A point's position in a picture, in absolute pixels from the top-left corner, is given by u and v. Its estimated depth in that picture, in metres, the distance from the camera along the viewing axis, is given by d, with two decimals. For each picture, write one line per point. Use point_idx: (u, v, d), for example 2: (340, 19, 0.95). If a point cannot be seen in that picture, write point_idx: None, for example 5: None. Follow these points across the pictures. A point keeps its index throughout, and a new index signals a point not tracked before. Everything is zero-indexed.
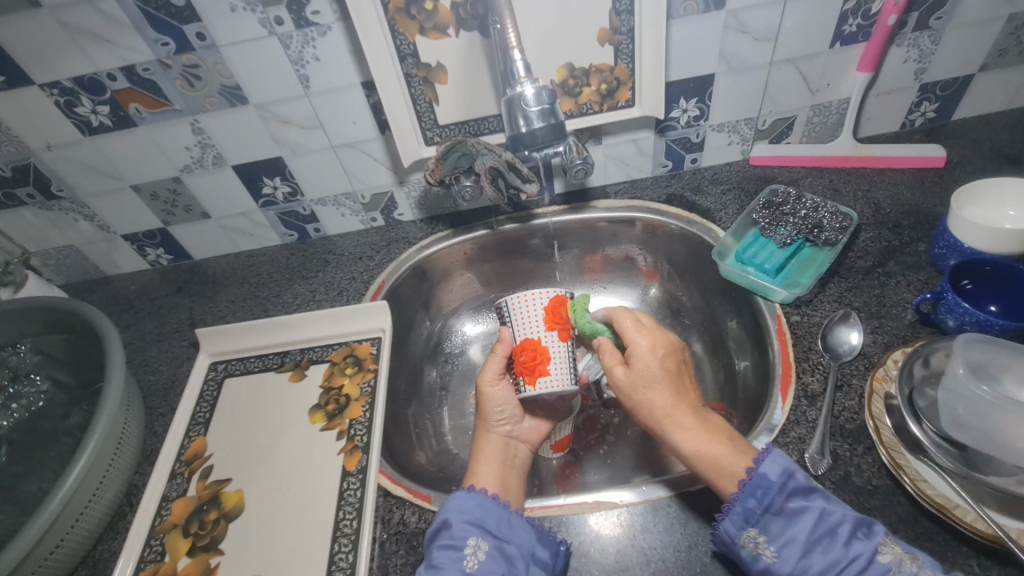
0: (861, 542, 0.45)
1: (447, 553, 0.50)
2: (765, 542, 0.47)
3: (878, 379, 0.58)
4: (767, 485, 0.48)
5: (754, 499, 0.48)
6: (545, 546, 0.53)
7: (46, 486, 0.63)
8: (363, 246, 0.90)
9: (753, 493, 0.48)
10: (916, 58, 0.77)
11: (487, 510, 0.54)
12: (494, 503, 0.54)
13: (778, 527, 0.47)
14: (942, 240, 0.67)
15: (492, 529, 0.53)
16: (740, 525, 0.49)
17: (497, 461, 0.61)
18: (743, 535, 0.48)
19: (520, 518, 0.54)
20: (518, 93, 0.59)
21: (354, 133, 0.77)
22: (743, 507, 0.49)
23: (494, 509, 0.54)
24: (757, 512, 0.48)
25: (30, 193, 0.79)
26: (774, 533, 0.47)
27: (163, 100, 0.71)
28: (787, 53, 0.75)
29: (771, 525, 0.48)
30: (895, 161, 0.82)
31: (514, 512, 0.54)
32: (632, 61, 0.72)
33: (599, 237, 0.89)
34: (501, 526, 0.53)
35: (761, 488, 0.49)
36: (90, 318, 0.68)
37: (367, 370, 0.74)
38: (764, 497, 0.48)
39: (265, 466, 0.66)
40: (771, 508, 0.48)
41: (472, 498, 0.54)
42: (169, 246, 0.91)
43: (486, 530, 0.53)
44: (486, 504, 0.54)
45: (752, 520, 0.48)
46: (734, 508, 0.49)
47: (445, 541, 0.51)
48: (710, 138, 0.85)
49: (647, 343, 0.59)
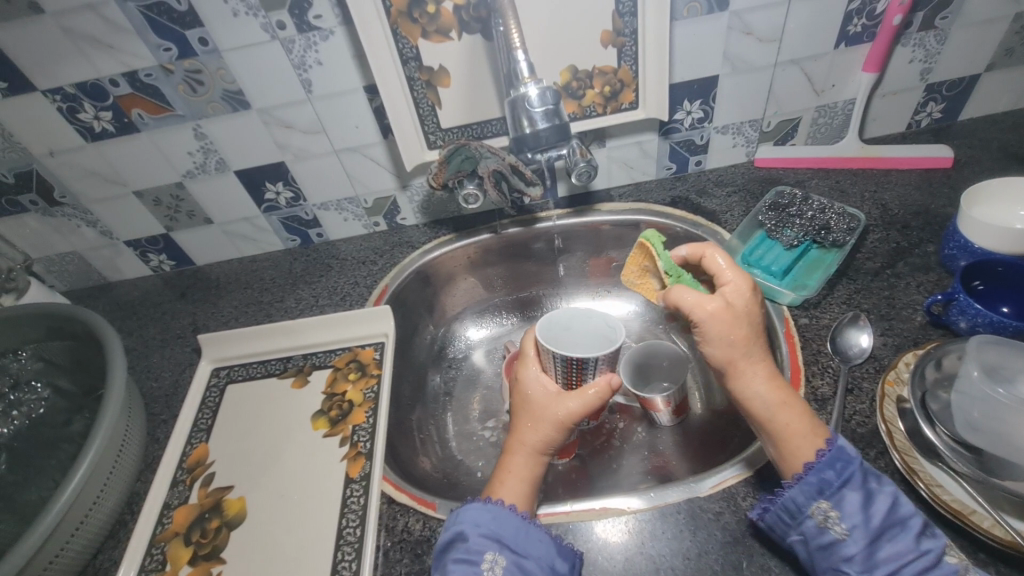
0: (930, 539, 0.45)
1: (462, 567, 0.49)
2: (836, 517, 0.47)
3: (889, 382, 0.57)
4: (848, 459, 0.49)
5: (833, 471, 0.48)
6: (563, 559, 0.51)
7: (46, 494, 0.62)
8: (366, 250, 0.89)
9: (833, 464, 0.48)
10: (922, 58, 0.77)
11: (505, 521, 0.52)
12: (511, 514, 0.53)
13: (852, 506, 0.47)
14: (952, 241, 0.66)
15: (510, 542, 0.51)
16: (812, 496, 0.48)
17: (527, 477, 0.56)
18: (813, 506, 0.48)
19: (538, 529, 0.52)
20: (521, 94, 0.59)
21: (357, 137, 0.77)
22: (819, 477, 0.48)
23: (510, 521, 0.52)
24: (834, 484, 0.48)
25: (33, 200, 0.79)
26: (847, 510, 0.47)
27: (166, 105, 0.71)
28: (791, 54, 0.74)
29: (845, 501, 0.47)
30: (902, 161, 0.81)
31: (532, 522, 0.53)
32: (635, 64, 0.72)
33: (602, 241, 0.88)
34: (518, 539, 0.52)
35: (842, 461, 0.49)
36: (92, 324, 0.68)
37: (371, 375, 0.73)
38: (844, 470, 0.48)
39: (267, 474, 0.65)
40: (848, 483, 0.48)
41: (488, 511, 0.53)
42: (172, 252, 0.90)
43: (504, 544, 0.51)
44: (502, 516, 0.52)
45: (826, 492, 0.48)
46: (808, 477, 0.49)
47: (461, 554, 0.50)
48: (714, 140, 0.84)
49: (745, 289, 0.59)
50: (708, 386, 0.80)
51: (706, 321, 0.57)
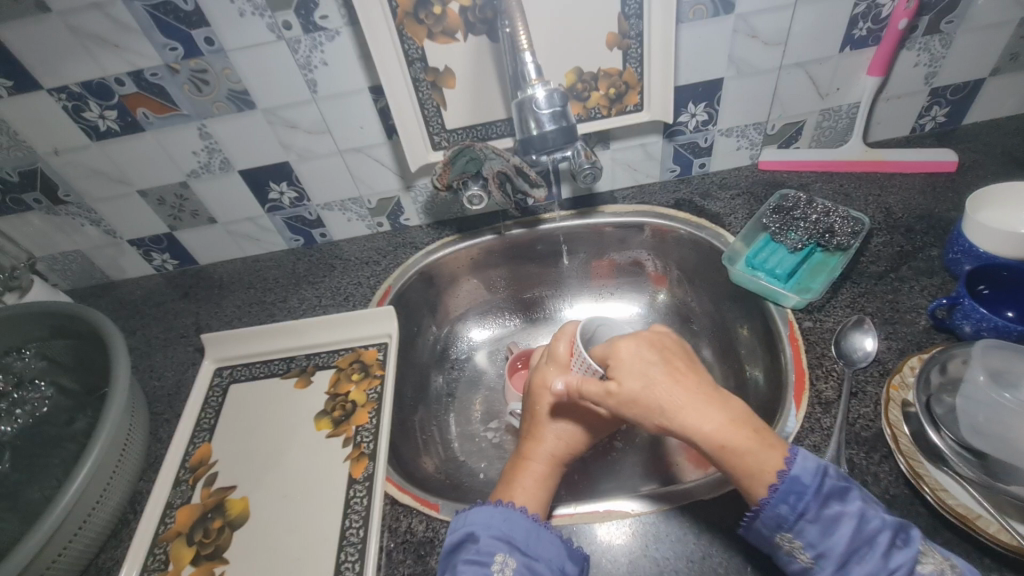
0: (902, 552, 0.43)
1: (472, 568, 0.49)
2: (800, 547, 0.46)
3: (894, 386, 0.56)
4: (801, 488, 0.45)
5: (787, 505, 0.45)
6: (574, 562, 0.51)
7: (49, 493, 0.62)
8: (370, 251, 0.89)
9: (786, 499, 0.45)
10: (927, 62, 0.77)
11: (515, 523, 0.52)
12: (522, 517, 0.52)
13: (815, 536, 0.45)
14: (957, 244, 0.66)
15: (520, 545, 0.51)
16: (773, 529, 0.46)
17: (544, 480, 0.57)
18: (777, 537, 0.47)
19: (549, 532, 0.52)
20: (529, 95, 0.59)
21: (361, 138, 0.77)
22: (775, 512, 0.46)
23: (520, 522, 0.52)
24: (791, 518, 0.45)
25: (37, 198, 0.79)
26: (810, 540, 0.45)
27: (171, 105, 0.71)
28: (796, 57, 0.74)
29: (806, 531, 0.45)
30: (906, 165, 0.81)
31: (543, 525, 0.53)
32: (641, 66, 0.72)
33: (606, 243, 0.88)
34: (528, 541, 0.51)
35: (795, 493, 0.45)
36: (96, 322, 0.68)
37: (374, 375, 0.73)
38: (799, 502, 0.45)
39: (271, 474, 0.65)
40: (805, 514, 0.45)
41: (498, 513, 0.53)
42: (175, 251, 0.90)
43: (514, 545, 0.51)
44: (513, 518, 0.52)
45: (786, 525, 0.46)
46: (766, 513, 0.46)
47: (470, 556, 0.50)
48: (718, 142, 0.84)
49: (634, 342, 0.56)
50: None
51: (620, 397, 0.52)
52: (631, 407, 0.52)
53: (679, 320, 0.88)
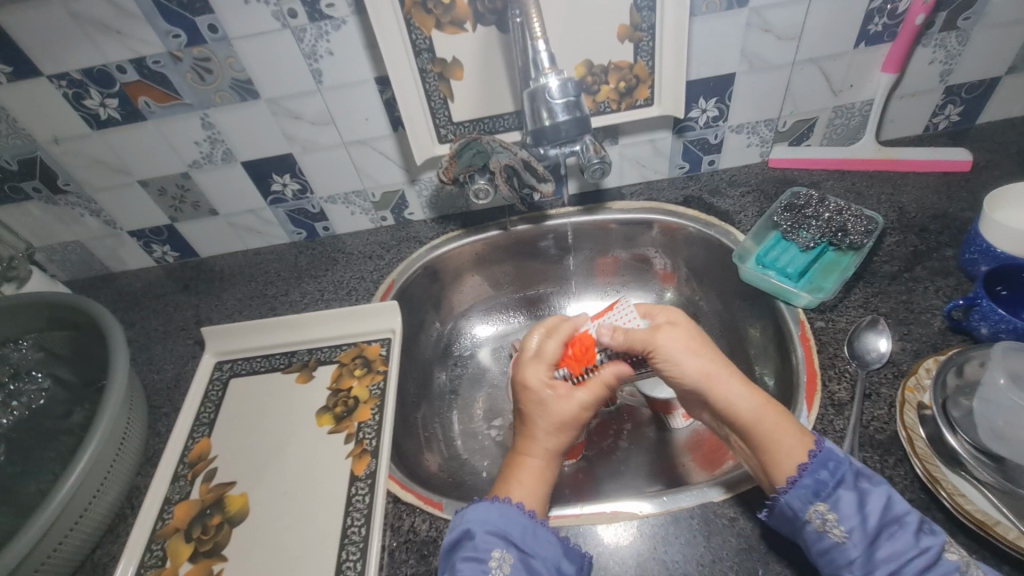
0: (930, 537, 0.44)
1: (471, 566, 0.48)
2: (835, 520, 0.46)
3: (908, 388, 0.55)
4: (837, 459, 0.48)
5: (826, 471, 0.47)
6: (569, 561, 0.50)
7: (45, 487, 0.61)
8: (373, 245, 0.88)
9: (825, 465, 0.47)
10: (942, 59, 0.76)
11: (512, 520, 0.51)
12: (519, 513, 0.51)
13: (850, 507, 0.46)
14: (974, 245, 0.64)
15: (518, 540, 0.50)
16: (808, 499, 0.47)
17: (544, 479, 0.56)
18: (809, 510, 0.47)
19: (547, 530, 0.51)
20: (541, 85, 0.58)
21: (366, 130, 0.76)
22: (814, 478, 0.47)
23: (518, 519, 0.51)
24: (829, 485, 0.47)
25: (36, 187, 0.78)
26: (845, 512, 0.46)
27: (173, 93, 0.69)
28: (810, 53, 0.73)
29: (842, 501, 0.46)
30: (920, 164, 0.80)
31: (540, 522, 0.52)
32: (652, 59, 0.71)
33: (612, 240, 0.87)
34: (526, 538, 0.50)
35: (833, 462, 0.48)
36: (94, 314, 0.67)
37: (377, 371, 0.72)
38: (836, 471, 0.47)
39: (270, 470, 0.64)
40: (842, 484, 0.47)
41: (496, 509, 0.51)
42: (176, 243, 0.89)
43: (511, 542, 0.50)
44: (510, 514, 0.51)
45: (823, 494, 0.47)
46: (803, 479, 0.47)
47: (468, 553, 0.49)
48: (729, 139, 0.83)
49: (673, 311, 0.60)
50: None
51: (660, 340, 0.56)
52: (670, 353, 0.55)
53: (686, 318, 0.87)
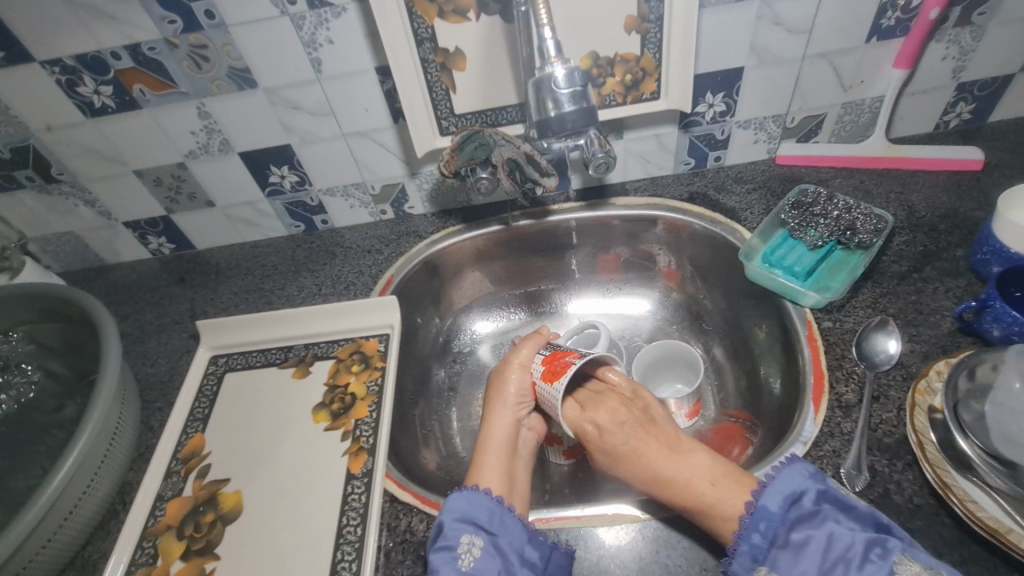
0: (874, 566, 0.43)
1: (441, 554, 0.50)
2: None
3: (919, 391, 0.54)
4: (769, 516, 0.48)
5: (759, 534, 0.47)
6: (534, 547, 0.52)
7: (34, 482, 0.60)
8: (372, 239, 0.86)
9: (757, 527, 0.47)
10: (956, 56, 0.74)
11: (478, 505, 0.53)
12: (486, 498, 0.54)
13: (789, 562, 0.46)
14: (986, 244, 0.63)
15: (486, 525, 0.52)
16: (751, 566, 0.47)
17: (503, 449, 0.60)
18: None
19: (513, 516, 0.53)
20: (548, 74, 0.56)
21: (366, 121, 0.74)
22: (749, 545, 0.47)
23: (484, 505, 0.53)
24: (764, 547, 0.47)
25: (29, 176, 0.76)
26: (787, 569, 0.46)
27: (169, 81, 0.68)
28: (821, 47, 0.71)
29: (781, 560, 0.46)
30: (930, 163, 0.79)
31: (507, 508, 0.54)
32: (660, 51, 0.69)
33: (616, 236, 0.85)
34: (494, 522, 0.52)
35: (764, 521, 0.48)
36: (87, 306, 0.65)
37: (375, 367, 0.70)
38: (768, 530, 0.47)
39: (265, 467, 0.63)
40: (776, 541, 0.47)
41: (462, 497, 0.54)
42: (171, 235, 0.88)
43: (479, 526, 0.52)
44: (477, 499, 0.53)
45: (761, 557, 0.47)
46: (740, 549, 0.47)
47: (439, 542, 0.51)
48: (735, 135, 0.81)
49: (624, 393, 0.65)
50: (722, 389, 0.78)
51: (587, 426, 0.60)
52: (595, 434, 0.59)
53: (690, 317, 0.85)
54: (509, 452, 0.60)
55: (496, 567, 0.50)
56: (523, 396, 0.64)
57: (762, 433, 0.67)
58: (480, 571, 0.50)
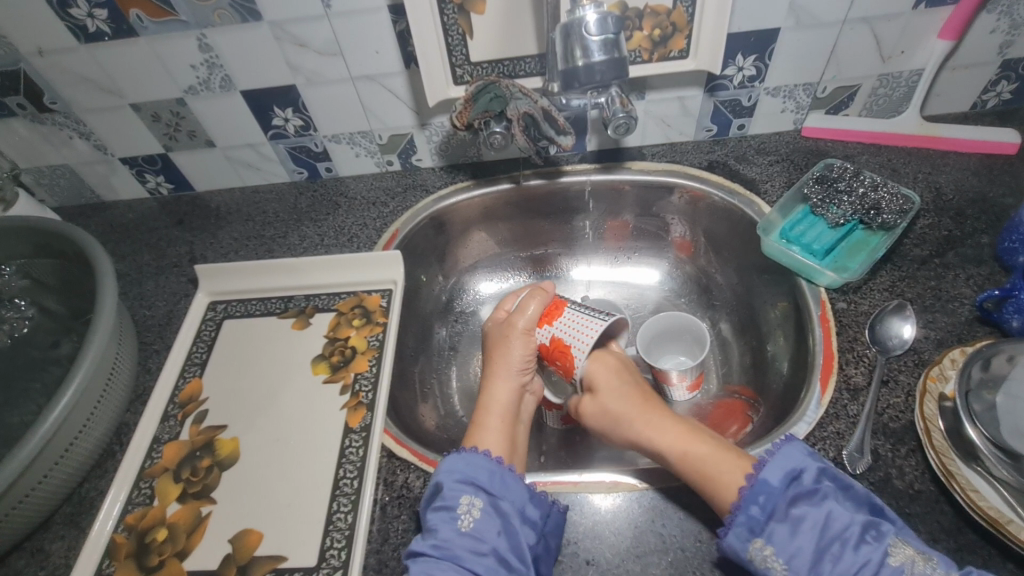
0: (870, 546, 0.43)
1: (440, 515, 0.50)
2: (773, 554, 0.45)
3: (931, 377, 0.53)
4: (770, 490, 0.46)
5: (758, 506, 0.46)
6: (536, 505, 0.51)
7: (28, 418, 0.59)
8: (377, 191, 0.83)
9: (756, 499, 0.46)
10: (1006, 29, 0.69)
11: (477, 467, 0.52)
12: (485, 459, 0.53)
13: (785, 537, 0.45)
14: (1015, 232, 0.61)
15: (486, 486, 0.52)
16: (746, 538, 0.45)
17: (505, 414, 0.60)
18: (749, 548, 0.45)
19: (514, 477, 0.53)
20: (578, 17, 0.53)
21: (376, 64, 0.70)
22: (747, 516, 0.46)
23: (484, 466, 0.53)
24: (761, 520, 0.46)
25: (20, 103, 0.73)
26: (782, 544, 0.45)
27: (167, 8, 0.63)
28: (864, 11, 0.67)
29: (777, 534, 0.45)
30: (963, 144, 0.75)
31: (507, 469, 0.53)
32: (693, 5, 0.65)
33: (628, 202, 0.83)
34: (494, 483, 0.52)
35: (764, 494, 0.46)
36: (83, 244, 0.64)
37: (376, 323, 0.69)
38: (767, 503, 0.46)
39: (264, 416, 0.63)
40: (775, 515, 0.46)
41: (461, 459, 0.53)
42: (170, 174, 0.84)
43: (479, 488, 0.51)
44: (476, 462, 0.53)
45: (757, 529, 0.45)
46: (737, 519, 0.46)
47: (437, 503, 0.51)
48: (763, 103, 0.77)
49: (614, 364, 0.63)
50: (725, 365, 0.77)
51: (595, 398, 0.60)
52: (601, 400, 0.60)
53: (699, 290, 0.84)
54: (512, 418, 0.60)
55: (497, 528, 0.50)
56: (527, 362, 0.62)
57: (763, 413, 0.66)
58: (481, 532, 0.49)
